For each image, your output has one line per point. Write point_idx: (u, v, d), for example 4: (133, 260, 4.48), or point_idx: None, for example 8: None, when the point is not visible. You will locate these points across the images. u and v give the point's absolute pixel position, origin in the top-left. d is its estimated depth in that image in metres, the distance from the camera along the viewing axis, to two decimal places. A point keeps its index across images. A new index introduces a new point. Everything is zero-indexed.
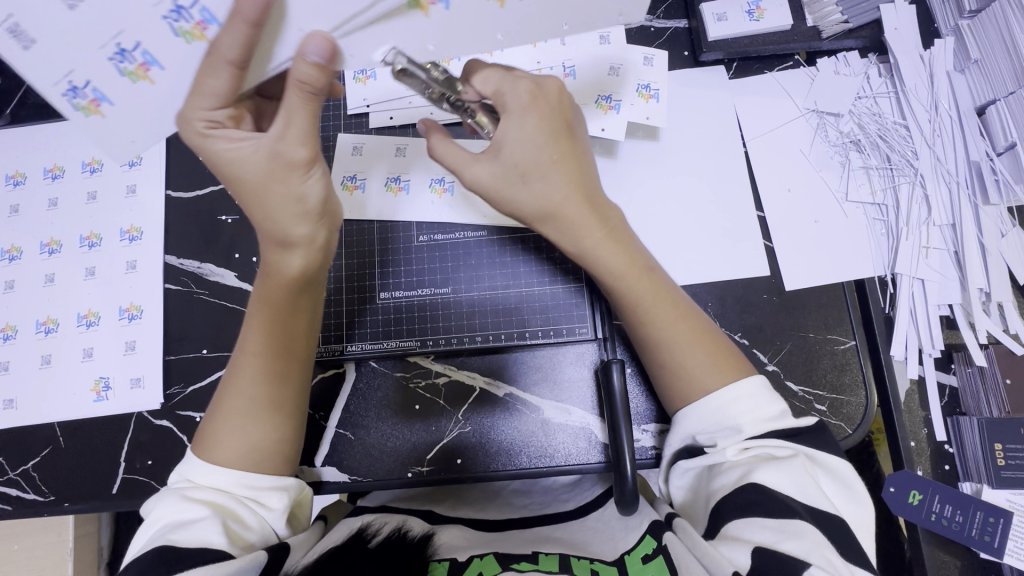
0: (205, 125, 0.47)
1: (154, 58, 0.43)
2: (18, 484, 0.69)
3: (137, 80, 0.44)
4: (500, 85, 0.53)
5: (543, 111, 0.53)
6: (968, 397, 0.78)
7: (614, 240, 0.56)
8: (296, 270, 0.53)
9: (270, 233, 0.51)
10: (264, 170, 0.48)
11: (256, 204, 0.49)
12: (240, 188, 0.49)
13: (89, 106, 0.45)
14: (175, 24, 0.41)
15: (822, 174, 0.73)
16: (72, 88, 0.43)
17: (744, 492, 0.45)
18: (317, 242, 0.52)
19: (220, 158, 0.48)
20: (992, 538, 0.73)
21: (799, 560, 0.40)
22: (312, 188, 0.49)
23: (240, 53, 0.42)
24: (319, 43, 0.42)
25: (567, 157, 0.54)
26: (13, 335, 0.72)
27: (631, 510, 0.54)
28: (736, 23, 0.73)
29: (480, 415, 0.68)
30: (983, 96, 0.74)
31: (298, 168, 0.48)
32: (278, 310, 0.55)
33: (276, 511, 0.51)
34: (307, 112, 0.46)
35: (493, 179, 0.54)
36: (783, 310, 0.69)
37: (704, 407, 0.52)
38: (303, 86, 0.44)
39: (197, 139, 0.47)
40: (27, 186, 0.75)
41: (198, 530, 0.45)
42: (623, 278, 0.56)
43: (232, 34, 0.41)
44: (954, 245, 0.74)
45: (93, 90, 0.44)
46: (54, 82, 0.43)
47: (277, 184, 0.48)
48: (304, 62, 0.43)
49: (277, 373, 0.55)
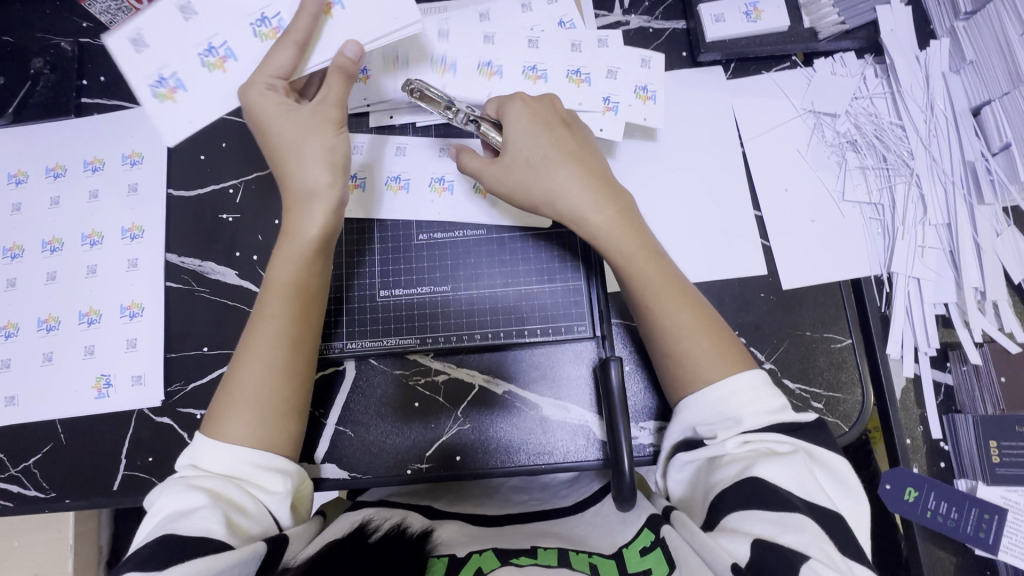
0: (258, 94, 0.55)
1: (233, 52, 0.58)
2: (19, 482, 0.69)
3: (213, 71, 0.58)
4: (500, 99, 0.61)
5: (537, 111, 0.60)
6: (963, 393, 0.79)
7: (624, 219, 0.58)
8: (315, 233, 0.56)
9: (297, 193, 0.56)
10: (298, 126, 0.55)
11: (289, 161, 0.56)
12: (277, 150, 0.56)
13: (167, 94, 0.58)
14: (257, 28, 0.58)
15: (819, 174, 0.73)
16: (160, 79, 0.57)
17: (744, 485, 0.46)
18: (340, 202, 0.57)
19: (262, 121, 0.55)
20: (987, 535, 0.74)
21: (799, 554, 0.41)
22: (342, 145, 0.56)
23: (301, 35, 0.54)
24: (355, 45, 0.55)
25: (565, 146, 0.59)
26: (15, 333, 0.72)
27: (629, 506, 0.54)
28: (734, 24, 0.74)
29: (479, 412, 0.68)
30: (978, 97, 0.75)
31: (331, 127, 0.56)
32: (298, 282, 0.56)
33: (276, 495, 0.51)
34: (343, 85, 0.56)
35: (504, 175, 0.60)
36: (780, 308, 0.69)
37: (705, 398, 0.52)
38: (343, 70, 0.55)
39: (249, 107, 0.56)
40: (29, 185, 0.75)
41: (198, 519, 0.45)
42: (633, 256, 0.57)
43: (298, 24, 0.54)
44: (950, 244, 0.75)
45: (174, 80, 0.57)
46: (148, 75, 0.57)
47: (310, 138, 0.55)
48: (344, 54, 0.54)
49: (291, 350, 0.55)
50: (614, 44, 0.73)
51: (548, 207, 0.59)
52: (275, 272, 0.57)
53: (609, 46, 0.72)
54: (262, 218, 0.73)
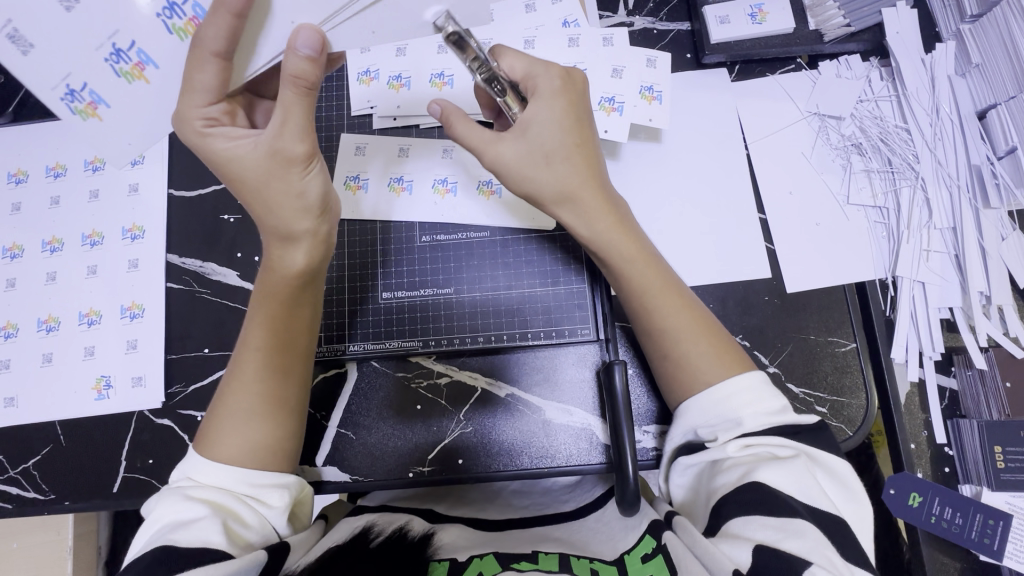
0: (204, 123, 0.48)
1: (149, 56, 0.46)
2: (18, 483, 0.69)
3: (132, 80, 0.47)
4: (530, 70, 0.56)
5: (571, 93, 0.56)
6: (968, 398, 0.78)
7: (622, 227, 0.57)
8: (299, 268, 0.54)
9: (271, 228, 0.52)
10: (263, 168, 0.48)
11: (258, 201, 0.50)
12: (242, 187, 0.50)
13: (87, 109, 0.48)
14: (168, 20, 0.45)
15: (823, 177, 0.73)
16: (70, 91, 0.47)
17: (744, 490, 0.45)
18: (321, 235, 0.53)
19: (219, 157, 0.49)
20: (991, 541, 0.73)
21: (800, 560, 0.40)
22: (313, 184, 0.50)
23: (224, 44, 0.44)
24: (309, 36, 0.45)
25: (585, 144, 0.56)
26: (14, 334, 0.72)
27: (632, 511, 0.53)
28: (738, 26, 0.73)
29: (481, 416, 0.68)
30: (984, 100, 0.74)
31: (297, 165, 0.48)
32: (271, 304, 0.55)
33: (276, 509, 0.51)
34: (303, 107, 0.47)
35: (517, 157, 0.55)
36: (784, 312, 0.69)
37: (704, 400, 0.52)
38: (298, 82, 0.45)
39: (196, 138, 0.48)
40: (29, 185, 0.75)
41: (200, 529, 0.45)
42: (632, 262, 0.57)
43: (218, 24, 0.42)
44: (954, 248, 0.75)
45: (90, 93, 0.47)
46: (53, 86, 0.46)
47: (276, 181, 0.49)
48: (297, 56, 0.44)
49: (280, 368, 0.55)
50: (618, 45, 0.73)
51: (557, 207, 0.58)
52: (258, 298, 0.55)
53: (614, 46, 0.73)
54: None
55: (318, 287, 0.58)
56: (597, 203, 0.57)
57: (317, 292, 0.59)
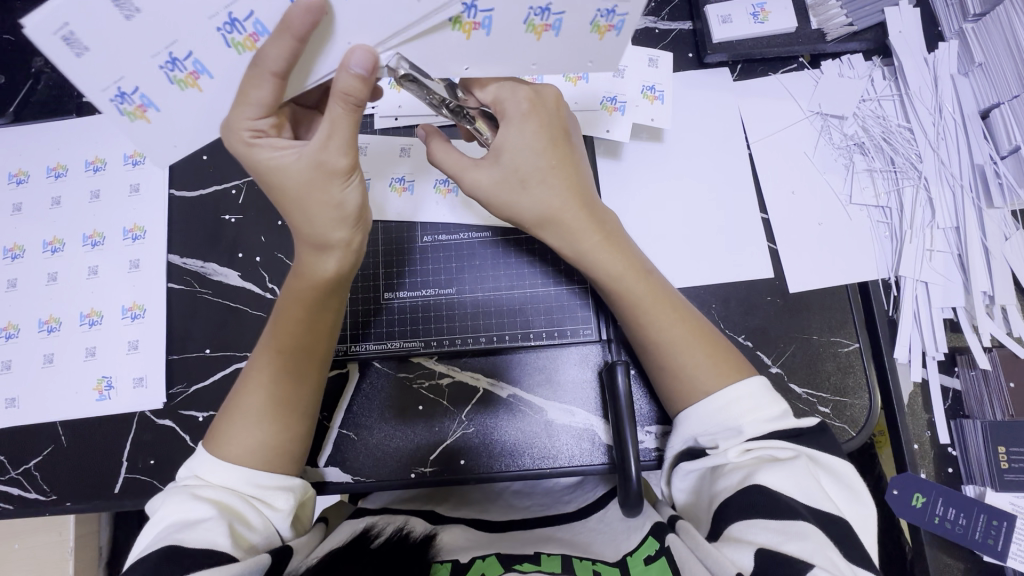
0: (251, 134, 0.48)
1: (206, 67, 0.46)
2: (20, 484, 0.69)
3: (185, 87, 0.47)
4: (499, 93, 0.56)
5: (541, 115, 0.56)
6: (971, 398, 0.78)
7: (612, 245, 0.58)
8: (331, 274, 0.54)
9: (308, 238, 0.52)
10: (304, 178, 0.48)
11: (296, 210, 0.50)
12: (282, 196, 0.50)
13: (136, 111, 0.47)
14: (227, 35, 0.44)
15: (826, 176, 0.73)
16: (121, 94, 0.46)
17: (747, 493, 0.45)
18: (353, 246, 0.53)
19: (262, 167, 0.49)
20: (996, 542, 0.73)
21: (803, 562, 0.40)
22: (351, 195, 0.50)
23: (285, 65, 0.44)
24: (363, 57, 0.45)
25: (565, 162, 0.57)
26: (15, 334, 0.72)
27: (635, 511, 0.53)
28: (741, 25, 0.73)
29: (483, 416, 0.68)
30: (987, 100, 0.74)
31: (337, 177, 0.48)
32: (306, 313, 0.55)
33: (281, 512, 0.50)
34: (348, 124, 0.47)
35: (494, 182, 0.57)
36: (787, 312, 0.69)
37: (703, 409, 0.52)
38: (346, 98, 0.45)
39: (243, 148, 0.49)
40: (30, 185, 0.75)
41: (204, 531, 0.44)
42: (620, 279, 0.57)
43: (280, 46, 0.43)
44: (958, 248, 0.74)
45: (141, 97, 0.46)
46: (104, 88, 0.45)
47: (316, 192, 0.49)
48: (348, 74, 0.44)
49: (295, 371, 0.55)
50: None
51: (541, 227, 0.59)
52: (286, 302, 0.56)
53: None
54: (266, 220, 0.73)
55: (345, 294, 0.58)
56: (581, 222, 0.58)
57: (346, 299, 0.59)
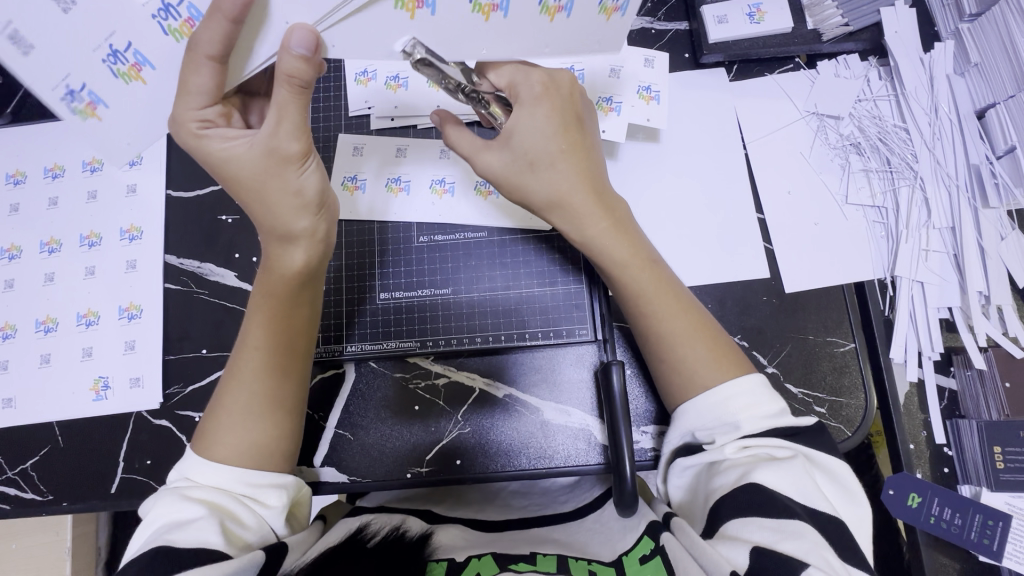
0: (198, 125, 0.48)
1: (146, 58, 0.45)
2: (17, 484, 0.69)
3: (129, 80, 0.47)
4: (514, 78, 0.56)
5: (555, 102, 0.56)
6: (967, 398, 0.78)
7: (618, 230, 0.58)
8: (298, 267, 0.54)
9: (270, 228, 0.52)
10: (258, 167, 0.49)
11: (255, 199, 0.50)
12: (238, 186, 0.51)
13: (87, 109, 0.47)
14: (164, 23, 0.44)
15: (822, 177, 0.73)
16: (70, 92, 0.46)
17: (742, 491, 0.45)
18: (318, 235, 0.54)
19: (215, 158, 0.50)
20: (991, 542, 0.73)
21: (798, 561, 0.40)
22: (309, 180, 0.50)
23: (219, 49, 0.44)
24: (303, 36, 0.44)
25: (576, 146, 0.57)
26: (13, 334, 0.72)
27: (630, 511, 0.54)
28: (736, 25, 0.73)
29: (479, 416, 0.68)
30: (983, 100, 0.74)
31: (291, 163, 0.49)
32: (270, 305, 0.55)
33: (275, 508, 0.51)
34: (297, 105, 0.47)
35: (503, 166, 0.57)
36: (783, 312, 0.69)
37: (702, 403, 0.52)
38: (292, 80, 0.45)
39: (191, 139, 0.49)
40: (27, 186, 0.75)
41: (198, 530, 0.44)
42: (625, 267, 0.57)
43: (213, 28, 0.42)
44: (954, 248, 0.74)
45: (90, 93, 0.46)
46: (53, 86, 0.45)
47: (274, 179, 0.49)
48: (291, 55, 0.44)
49: (277, 366, 0.55)
50: None
51: (549, 211, 0.59)
52: (256, 296, 0.56)
53: None
54: None
55: (320, 285, 0.59)
56: (589, 206, 0.57)
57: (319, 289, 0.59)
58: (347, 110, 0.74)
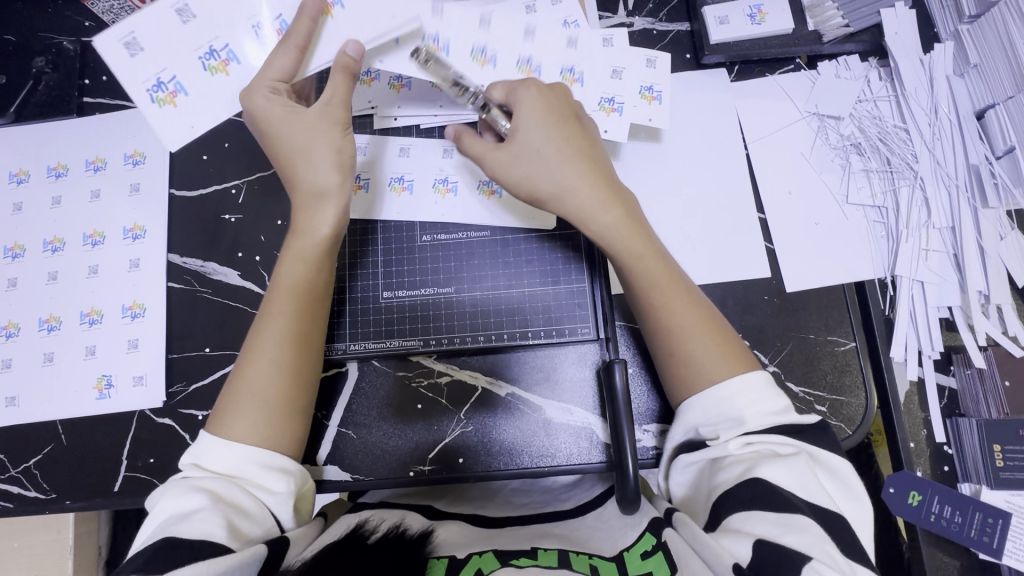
0: (270, 91, 0.56)
1: (235, 55, 0.59)
2: (19, 482, 0.69)
3: (216, 73, 0.60)
4: (511, 86, 0.60)
5: (551, 101, 0.59)
6: (968, 398, 0.79)
7: (631, 221, 0.58)
8: (324, 234, 0.57)
9: (305, 190, 0.57)
10: (306, 130, 0.56)
11: (297, 160, 0.56)
12: (285, 151, 0.57)
13: (218, 67, 0.59)
14: (258, 31, 0.60)
15: (822, 176, 0.73)
16: (159, 83, 0.59)
17: (745, 485, 0.46)
18: (347, 198, 0.58)
19: (269, 128, 0.56)
20: (992, 539, 0.73)
21: (801, 555, 0.40)
22: (348, 144, 0.57)
23: (302, 40, 0.56)
24: (355, 44, 0.57)
25: (578, 137, 0.59)
26: (16, 333, 0.72)
27: (632, 509, 0.54)
28: (737, 26, 0.74)
29: (481, 415, 0.68)
30: (983, 101, 0.75)
31: (337, 128, 0.56)
32: (306, 273, 0.57)
33: (279, 495, 0.50)
34: (345, 84, 0.57)
35: (512, 162, 0.58)
36: (784, 311, 0.69)
37: (707, 398, 0.52)
38: (348, 70, 0.56)
39: (253, 109, 0.56)
40: (30, 185, 0.75)
41: (199, 521, 0.45)
42: (643, 259, 0.57)
43: (301, 24, 0.56)
44: (954, 248, 0.75)
45: (174, 84, 0.59)
46: (145, 80, 0.58)
47: (317, 139, 0.56)
48: (347, 51, 0.56)
49: (297, 350, 0.55)
50: (618, 45, 0.72)
51: (556, 202, 0.58)
52: (284, 261, 0.58)
53: (614, 45, 0.72)
54: (265, 219, 0.73)
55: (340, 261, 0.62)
56: (596, 194, 0.58)
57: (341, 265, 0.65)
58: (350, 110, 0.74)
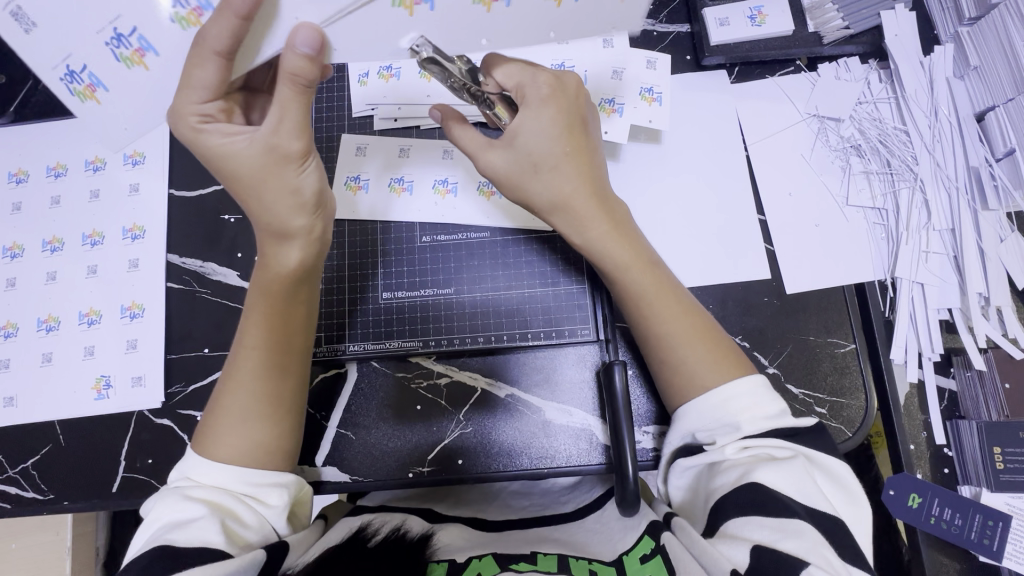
0: (199, 119, 0.47)
1: (150, 44, 0.44)
2: (17, 483, 0.69)
3: (132, 66, 0.46)
4: (521, 78, 0.56)
5: (561, 104, 0.56)
6: (967, 399, 0.78)
7: (619, 235, 0.58)
8: (294, 265, 0.54)
9: (266, 225, 0.52)
10: (256, 164, 0.48)
11: (253, 196, 0.50)
12: (236, 182, 0.50)
13: (133, 57, 0.45)
14: (172, 10, 0.43)
15: (822, 178, 0.73)
16: (70, 72, 0.46)
17: (743, 490, 0.45)
18: (315, 233, 0.54)
19: (213, 154, 0.49)
20: (992, 542, 0.73)
21: (799, 561, 0.41)
22: (308, 180, 0.50)
23: (228, 45, 0.43)
24: (308, 35, 0.43)
25: (580, 151, 0.57)
26: (14, 333, 0.72)
27: (632, 511, 0.53)
28: (737, 28, 0.74)
29: (480, 416, 0.68)
30: (983, 103, 0.75)
31: (293, 162, 0.49)
32: (275, 304, 0.55)
33: (276, 508, 0.51)
34: (299, 105, 0.47)
35: (504, 167, 0.57)
36: (784, 312, 0.69)
37: (702, 405, 0.52)
38: (295, 80, 0.44)
39: (190, 133, 0.48)
40: (30, 185, 0.75)
41: (196, 530, 0.45)
42: (628, 270, 0.57)
43: (222, 25, 0.42)
44: (954, 250, 0.75)
45: (90, 76, 0.46)
46: (54, 65, 0.45)
47: (274, 178, 0.49)
48: (294, 54, 0.43)
49: (273, 366, 0.55)
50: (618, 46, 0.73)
51: (554, 213, 0.59)
52: (253, 296, 0.56)
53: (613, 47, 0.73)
54: None
55: (315, 285, 0.58)
56: (591, 210, 0.58)
57: (314, 290, 0.58)
58: (350, 112, 0.74)
